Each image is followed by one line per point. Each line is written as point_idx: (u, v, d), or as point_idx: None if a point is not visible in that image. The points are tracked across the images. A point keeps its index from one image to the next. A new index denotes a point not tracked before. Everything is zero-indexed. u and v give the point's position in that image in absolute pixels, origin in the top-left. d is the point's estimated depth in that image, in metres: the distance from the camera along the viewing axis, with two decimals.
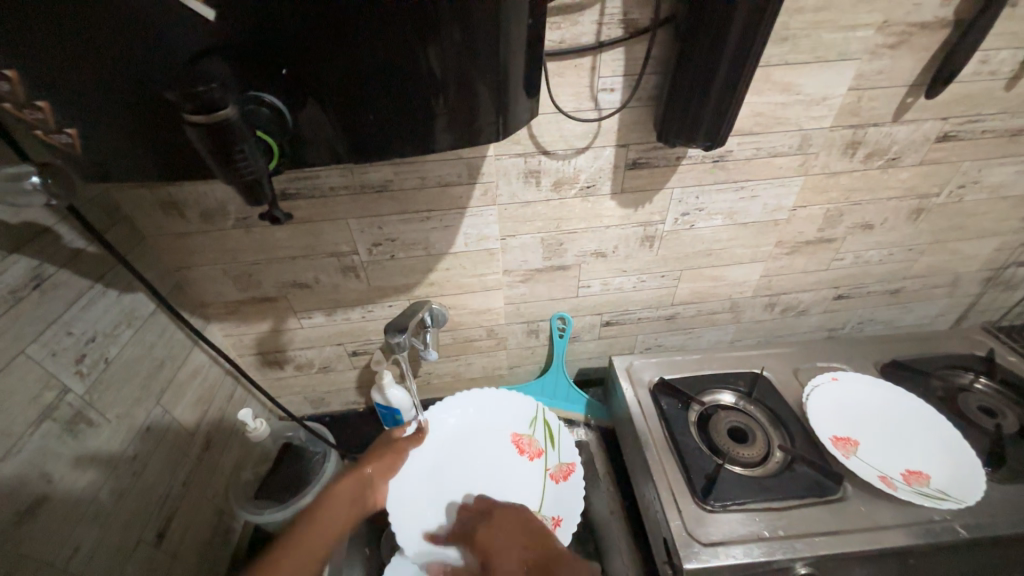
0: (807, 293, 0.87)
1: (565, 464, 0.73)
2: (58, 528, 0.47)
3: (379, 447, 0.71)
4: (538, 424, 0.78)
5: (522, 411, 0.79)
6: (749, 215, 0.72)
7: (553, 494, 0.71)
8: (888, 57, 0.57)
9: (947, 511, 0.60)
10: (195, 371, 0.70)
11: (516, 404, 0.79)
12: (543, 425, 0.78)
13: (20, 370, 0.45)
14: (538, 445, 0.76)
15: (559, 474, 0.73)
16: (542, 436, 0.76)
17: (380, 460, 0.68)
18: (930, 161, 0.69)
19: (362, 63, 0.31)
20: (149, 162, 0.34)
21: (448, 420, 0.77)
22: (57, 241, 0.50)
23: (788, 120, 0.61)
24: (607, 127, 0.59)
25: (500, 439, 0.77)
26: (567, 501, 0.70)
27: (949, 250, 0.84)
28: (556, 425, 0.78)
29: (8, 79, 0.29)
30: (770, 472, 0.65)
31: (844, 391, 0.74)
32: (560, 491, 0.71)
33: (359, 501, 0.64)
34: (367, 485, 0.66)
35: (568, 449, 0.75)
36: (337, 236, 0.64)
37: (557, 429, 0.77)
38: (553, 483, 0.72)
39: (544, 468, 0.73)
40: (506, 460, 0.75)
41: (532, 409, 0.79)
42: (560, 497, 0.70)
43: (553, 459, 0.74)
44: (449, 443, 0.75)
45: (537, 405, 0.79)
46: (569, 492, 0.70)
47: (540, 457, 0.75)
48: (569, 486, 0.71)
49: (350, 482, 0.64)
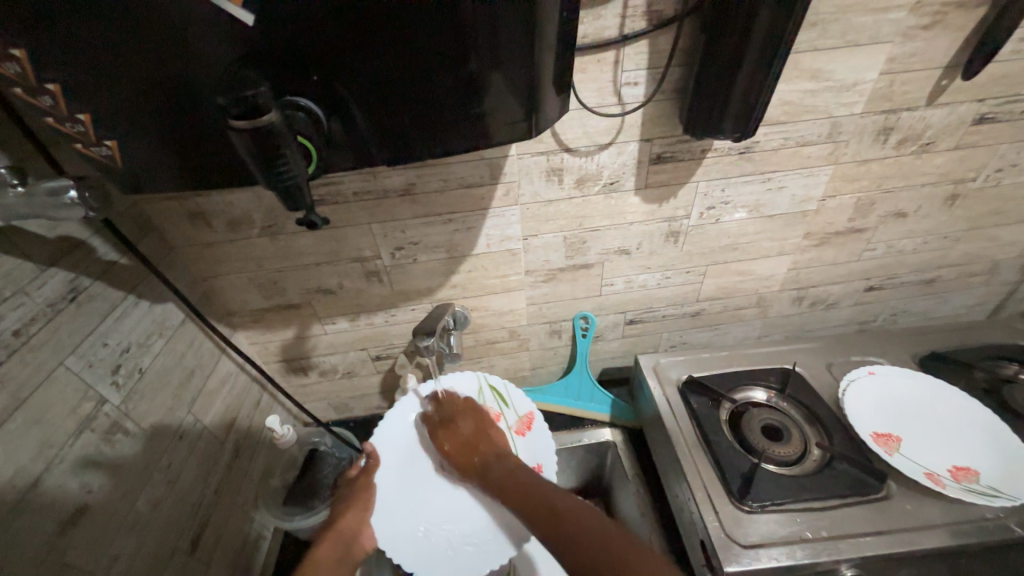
0: (836, 285, 0.85)
1: (524, 416, 0.75)
2: (99, 538, 0.47)
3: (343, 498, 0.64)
4: (485, 392, 0.76)
5: (465, 382, 0.76)
6: (776, 207, 0.70)
7: (525, 448, 0.72)
8: (922, 38, 0.55)
9: (1000, 509, 0.57)
10: (223, 379, 0.71)
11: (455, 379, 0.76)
12: (489, 390, 0.77)
13: (60, 382, 0.46)
14: (492, 411, 0.75)
15: (523, 427, 0.74)
16: (493, 400, 0.75)
17: (348, 513, 0.62)
18: (966, 145, 0.67)
19: (397, 66, 0.30)
20: (186, 172, 0.33)
21: (395, 426, 0.71)
22: (90, 253, 0.51)
23: (818, 108, 0.59)
24: (630, 122, 0.58)
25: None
26: (539, 449, 0.72)
27: (986, 236, 0.81)
28: (500, 384, 0.77)
29: (51, 94, 0.29)
30: (809, 471, 0.63)
31: (881, 386, 0.72)
32: (529, 442, 0.73)
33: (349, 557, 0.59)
34: (350, 538, 0.60)
35: (520, 402, 0.76)
36: (360, 241, 0.64)
37: (504, 388, 0.77)
38: (521, 436, 0.73)
39: (507, 429, 0.74)
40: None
41: (474, 380, 0.77)
42: (532, 447, 0.72)
43: (512, 417, 0.75)
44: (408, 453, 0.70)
45: (477, 373, 0.77)
46: (537, 440, 0.72)
47: (499, 421, 0.74)
48: (537, 436, 0.73)
49: (327, 547, 0.59)
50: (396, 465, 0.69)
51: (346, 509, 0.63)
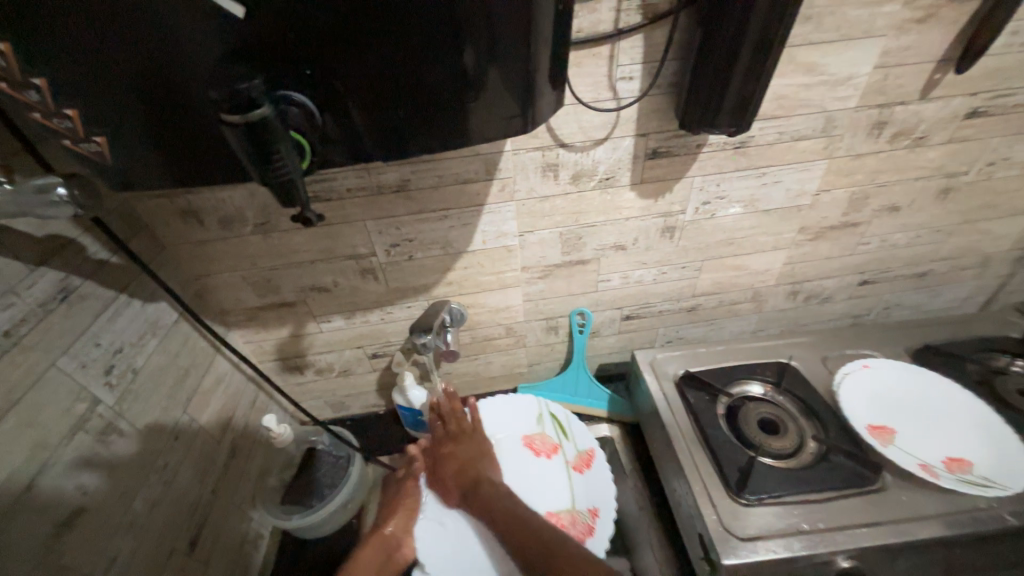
0: (830, 279, 0.85)
1: (583, 452, 0.75)
2: (96, 539, 0.47)
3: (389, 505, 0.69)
4: (545, 420, 0.79)
5: (526, 412, 0.80)
6: (771, 201, 0.70)
7: (581, 486, 0.71)
8: (916, 31, 0.55)
9: (993, 499, 0.58)
10: (218, 379, 0.70)
11: (520, 408, 0.80)
12: (550, 419, 0.79)
13: (51, 383, 0.46)
14: (552, 441, 0.76)
15: (581, 464, 0.74)
16: (553, 431, 0.77)
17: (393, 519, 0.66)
18: (959, 139, 0.67)
19: (391, 60, 0.30)
20: (177, 168, 0.33)
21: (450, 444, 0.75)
22: (81, 252, 0.50)
23: (813, 102, 0.59)
24: (626, 117, 0.58)
25: (514, 449, 0.75)
26: (596, 490, 0.70)
27: (979, 230, 0.81)
28: (562, 415, 0.80)
29: (37, 88, 0.28)
30: (804, 464, 0.63)
31: (876, 378, 0.72)
32: (588, 479, 0.72)
33: (390, 565, 0.63)
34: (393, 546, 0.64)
35: (581, 437, 0.77)
36: (355, 238, 0.64)
37: (564, 420, 0.79)
38: (578, 474, 0.72)
39: (565, 462, 0.74)
40: (524, 468, 0.73)
41: (535, 408, 0.80)
42: (590, 487, 0.71)
43: (570, 451, 0.75)
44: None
45: (538, 401, 0.81)
46: (594, 479, 0.72)
47: (557, 452, 0.75)
48: (595, 474, 0.72)
49: (369, 553, 0.63)
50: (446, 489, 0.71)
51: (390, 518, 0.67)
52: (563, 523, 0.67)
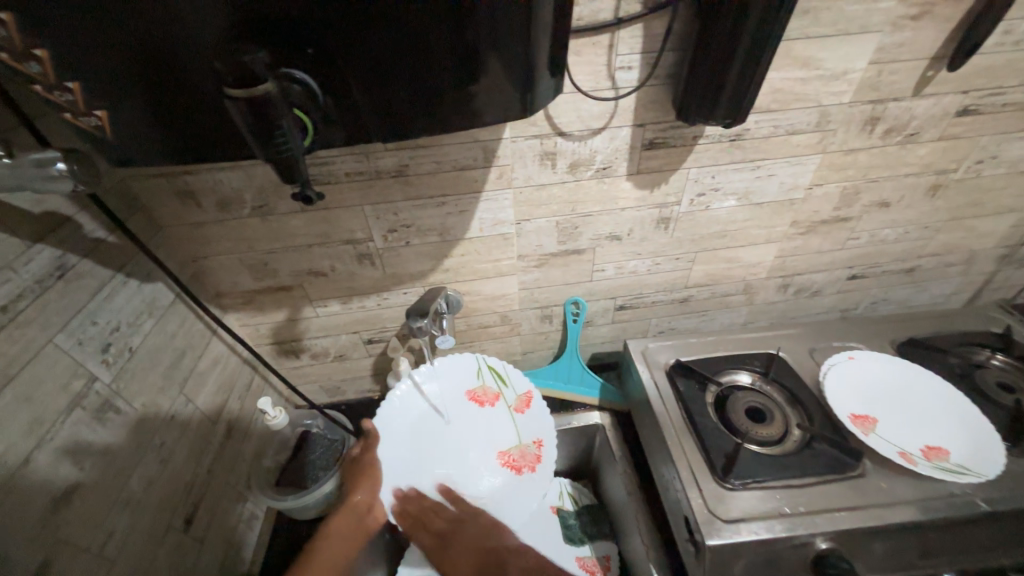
0: (820, 273, 0.87)
1: (523, 394, 0.79)
2: (93, 515, 0.47)
3: (351, 476, 0.69)
4: (484, 373, 0.80)
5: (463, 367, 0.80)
6: (764, 195, 0.71)
7: (525, 424, 0.76)
8: (911, 28, 0.56)
9: (968, 485, 0.60)
10: (215, 360, 0.71)
11: (456, 364, 0.80)
12: (488, 370, 0.81)
13: (49, 359, 0.46)
14: (492, 391, 0.79)
15: (521, 405, 0.78)
16: (492, 380, 0.80)
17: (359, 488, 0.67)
18: (950, 136, 0.68)
19: (395, 41, 0.30)
20: (179, 143, 0.33)
21: (406, 412, 0.75)
22: (77, 230, 0.50)
23: (808, 96, 0.60)
24: (623, 107, 0.58)
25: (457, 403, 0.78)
26: (539, 423, 0.77)
27: (966, 227, 0.83)
28: (499, 364, 0.81)
29: (39, 60, 0.28)
30: (788, 451, 0.65)
31: (860, 370, 0.74)
32: (529, 418, 0.77)
33: (363, 528, 0.66)
34: (364, 512, 0.66)
35: (519, 382, 0.80)
36: (353, 222, 0.64)
37: (503, 368, 0.81)
38: (520, 413, 0.78)
39: (507, 406, 0.78)
40: (470, 419, 0.78)
41: (473, 362, 0.80)
42: (531, 423, 0.77)
43: (511, 396, 0.79)
44: (416, 442, 0.74)
45: (475, 355, 0.81)
46: (534, 416, 0.77)
47: (499, 400, 0.79)
48: (534, 411, 0.77)
49: (342, 520, 0.65)
50: (401, 458, 0.71)
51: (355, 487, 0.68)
52: (513, 458, 0.75)
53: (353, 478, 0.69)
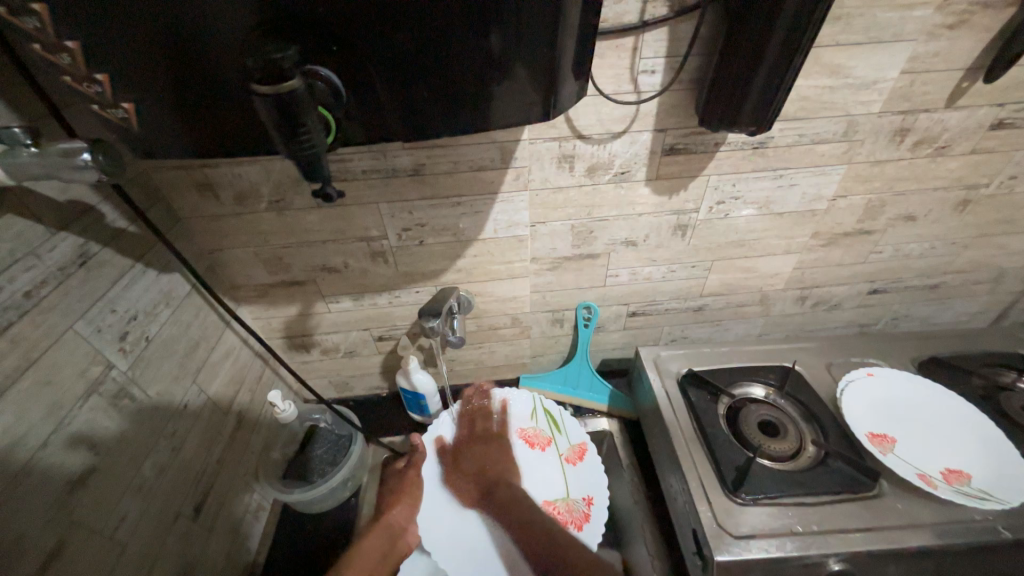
0: (840, 286, 0.85)
1: (577, 445, 0.77)
2: (106, 499, 0.48)
3: (393, 492, 0.71)
4: (539, 415, 0.82)
5: (523, 406, 0.83)
6: (785, 205, 0.70)
7: (576, 477, 0.73)
8: (946, 38, 0.54)
9: (989, 511, 0.58)
10: (227, 352, 0.72)
11: (513, 402, 0.83)
12: (545, 414, 0.82)
13: (67, 345, 0.46)
14: (545, 435, 0.79)
15: (575, 457, 0.76)
16: (546, 424, 0.80)
17: (400, 505, 0.69)
18: (982, 150, 0.66)
19: (420, 40, 0.30)
20: (201, 137, 0.33)
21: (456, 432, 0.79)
22: (100, 219, 0.51)
23: (836, 105, 0.59)
24: (645, 111, 0.57)
25: (509, 440, 0.79)
26: (591, 480, 0.73)
27: (995, 244, 0.80)
28: (556, 411, 0.82)
29: (70, 52, 0.29)
30: (802, 468, 0.64)
31: (878, 387, 0.72)
32: (580, 471, 0.74)
33: (393, 552, 0.66)
34: (399, 533, 0.67)
35: (574, 431, 0.79)
36: (368, 220, 0.64)
37: (559, 415, 0.82)
38: (573, 465, 0.75)
39: (559, 455, 0.76)
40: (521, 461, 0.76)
41: (530, 402, 0.83)
42: (581, 478, 0.73)
43: (563, 443, 0.78)
44: (460, 464, 0.75)
45: (534, 396, 0.84)
46: (586, 471, 0.74)
47: (550, 446, 0.78)
48: (586, 466, 0.74)
49: (376, 540, 0.65)
50: (442, 475, 0.74)
51: (394, 505, 0.69)
52: (558, 510, 0.70)
53: (392, 494, 0.71)
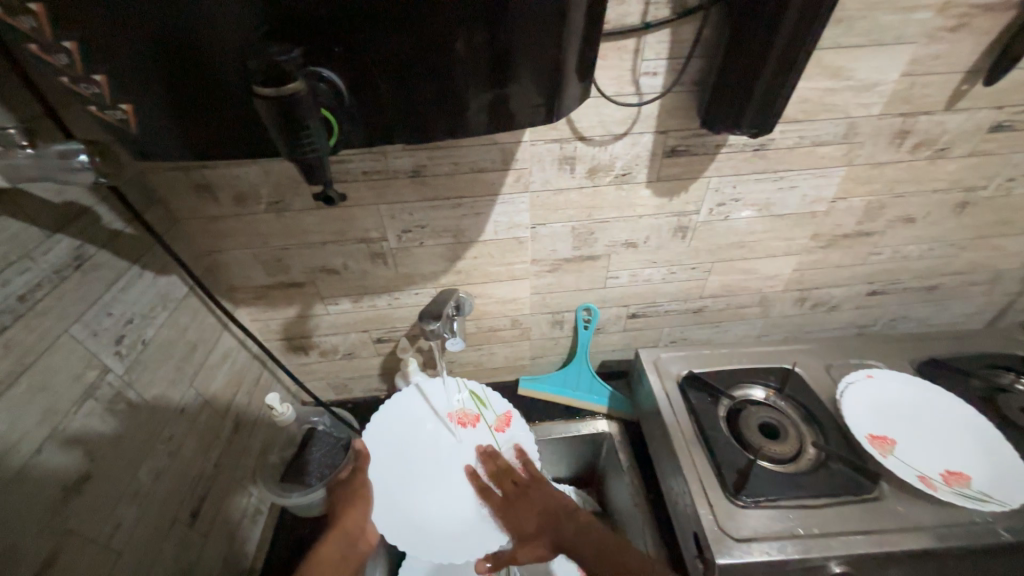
0: (839, 288, 0.85)
1: (502, 414, 0.78)
2: (100, 507, 0.47)
3: (343, 497, 0.70)
4: (466, 396, 0.80)
5: (448, 388, 0.80)
6: (786, 207, 0.70)
7: (508, 441, 0.76)
8: (947, 41, 0.54)
9: (990, 513, 0.58)
10: (225, 354, 0.71)
11: (435, 388, 0.80)
12: (469, 394, 0.80)
13: (63, 350, 0.46)
14: (473, 412, 0.78)
15: (502, 424, 0.78)
16: (472, 403, 0.79)
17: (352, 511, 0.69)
18: (981, 152, 0.66)
19: (427, 43, 0.30)
20: (200, 139, 0.33)
21: (388, 426, 0.75)
22: (96, 221, 0.51)
23: (836, 107, 0.59)
24: (646, 113, 0.57)
25: (438, 421, 0.78)
26: (521, 438, 0.76)
27: (992, 246, 0.81)
28: (480, 389, 0.81)
29: (67, 51, 0.28)
30: (803, 470, 0.64)
31: (878, 389, 0.72)
32: (510, 436, 0.76)
33: (351, 556, 0.67)
34: (356, 536, 0.68)
35: (499, 403, 0.80)
36: (368, 222, 0.64)
37: (482, 391, 0.81)
38: (501, 432, 0.77)
39: (488, 427, 0.77)
40: (455, 440, 0.76)
41: (454, 386, 0.80)
42: (514, 438, 0.76)
43: (491, 416, 0.78)
44: (400, 457, 0.73)
45: (456, 378, 0.81)
46: (515, 433, 0.76)
47: (479, 422, 0.78)
48: (514, 429, 0.77)
49: (332, 546, 0.67)
50: (389, 473, 0.71)
51: (347, 510, 0.69)
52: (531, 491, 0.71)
53: (346, 498, 0.70)
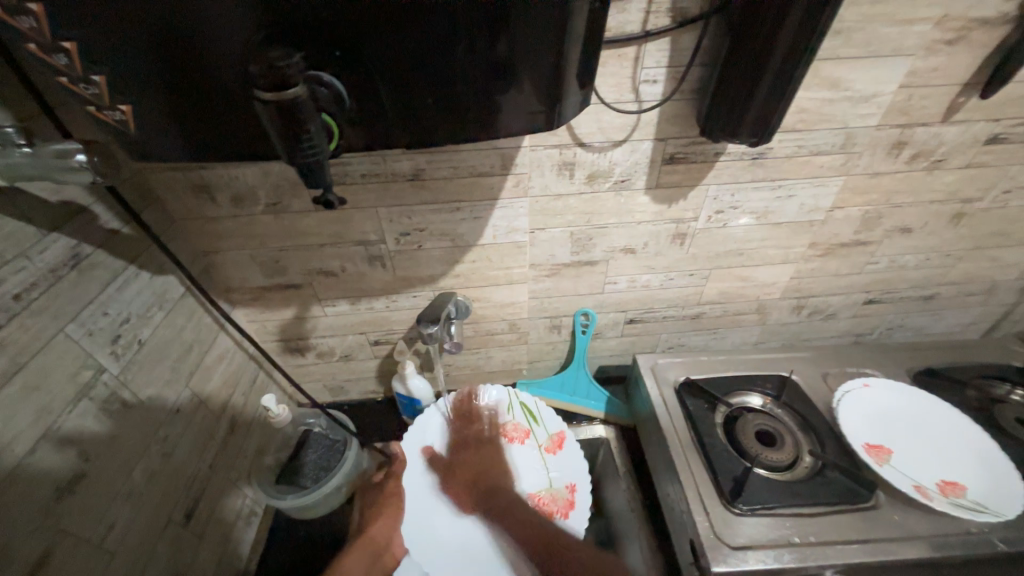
0: (836, 296, 0.85)
1: (555, 434, 0.77)
2: (94, 507, 0.47)
3: (372, 501, 0.70)
4: (515, 409, 0.80)
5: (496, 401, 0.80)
6: (784, 215, 0.70)
7: (556, 466, 0.73)
8: (945, 53, 0.55)
9: (985, 524, 0.58)
10: (221, 355, 0.71)
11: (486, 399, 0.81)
12: (521, 408, 0.80)
13: (57, 349, 0.46)
14: (523, 427, 0.78)
15: (554, 446, 0.76)
16: (524, 418, 0.79)
17: (381, 519, 0.67)
18: (978, 164, 0.67)
19: (429, 49, 0.30)
20: (199, 142, 0.33)
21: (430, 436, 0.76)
22: (93, 221, 0.50)
23: (834, 117, 0.59)
24: (646, 121, 0.57)
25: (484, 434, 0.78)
26: (572, 466, 0.73)
27: (989, 256, 0.81)
28: (532, 403, 0.80)
29: (66, 52, 0.28)
30: (799, 478, 0.64)
31: (874, 398, 0.73)
32: (561, 460, 0.74)
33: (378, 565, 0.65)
34: (384, 546, 0.66)
35: (551, 421, 0.78)
36: (366, 224, 0.64)
37: (534, 406, 0.80)
38: (552, 454, 0.75)
39: (537, 446, 0.76)
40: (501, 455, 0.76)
41: (505, 397, 0.81)
42: (563, 465, 0.74)
43: (542, 435, 0.77)
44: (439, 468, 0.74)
45: (507, 391, 0.81)
46: (567, 458, 0.74)
47: (529, 438, 0.77)
48: (566, 453, 0.75)
49: (357, 555, 0.64)
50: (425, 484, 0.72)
51: (376, 518, 0.68)
52: (543, 501, 0.70)
53: (375, 505, 0.69)
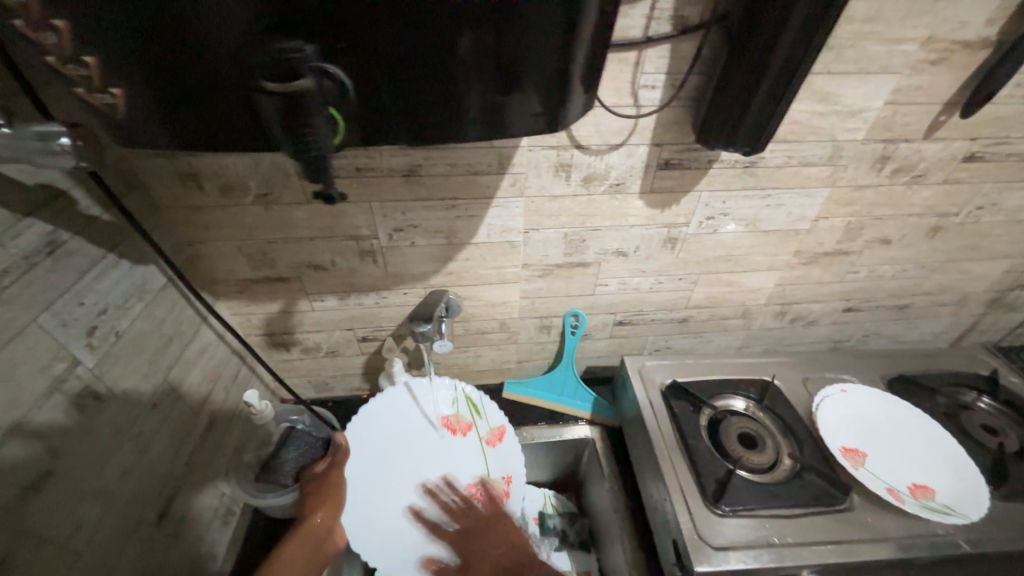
0: (817, 303, 0.88)
1: (496, 428, 0.80)
2: (62, 506, 0.45)
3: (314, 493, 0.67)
4: (460, 402, 0.81)
5: (441, 392, 0.80)
6: (772, 223, 0.72)
7: (496, 460, 0.78)
8: (929, 73, 0.57)
9: (951, 526, 0.61)
10: (202, 348, 0.68)
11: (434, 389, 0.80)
12: (465, 400, 0.81)
13: (29, 340, 0.43)
14: (464, 420, 0.80)
15: (494, 438, 0.79)
16: (467, 411, 0.81)
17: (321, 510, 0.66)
18: (955, 180, 0.70)
19: (436, 45, 0.29)
20: (195, 131, 0.32)
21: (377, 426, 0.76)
22: (71, 206, 0.48)
23: (824, 131, 0.61)
24: (643, 126, 0.58)
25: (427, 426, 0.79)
26: (510, 459, 0.77)
27: (961, 269, 0.85)
28: (476, 395, 0.81)
29: (57, 31, 0.27)
30: (779, 479, 0.66)
31: (851, 403, 0.75)
32: (499, 453, 0.78)
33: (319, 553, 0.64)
34: (323, 536, 0.66)
35: (493, 414, 0.81)
36: (359, 219, 0.63)
37: (479, 399, 0.81)
38: (492, 447, 0.79)
39: (478, 438, 0.79)
40: (442, 446, 0.79)
41: (451, 390, 0.81)
42: (502, 457, 0.78)
43: (484, 427, 0.80)
44: (384, 458, 0.75)
45: (454, 384, 0.81)
46: (506, 452, 0.78)
47: (470, 430, 0.80)
48: (505, 447, 0.78)
49: (297, 545, 0.63)
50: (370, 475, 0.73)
51: (318, 507, 0.66)
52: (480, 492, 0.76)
53: (316, 495, 0.67)
